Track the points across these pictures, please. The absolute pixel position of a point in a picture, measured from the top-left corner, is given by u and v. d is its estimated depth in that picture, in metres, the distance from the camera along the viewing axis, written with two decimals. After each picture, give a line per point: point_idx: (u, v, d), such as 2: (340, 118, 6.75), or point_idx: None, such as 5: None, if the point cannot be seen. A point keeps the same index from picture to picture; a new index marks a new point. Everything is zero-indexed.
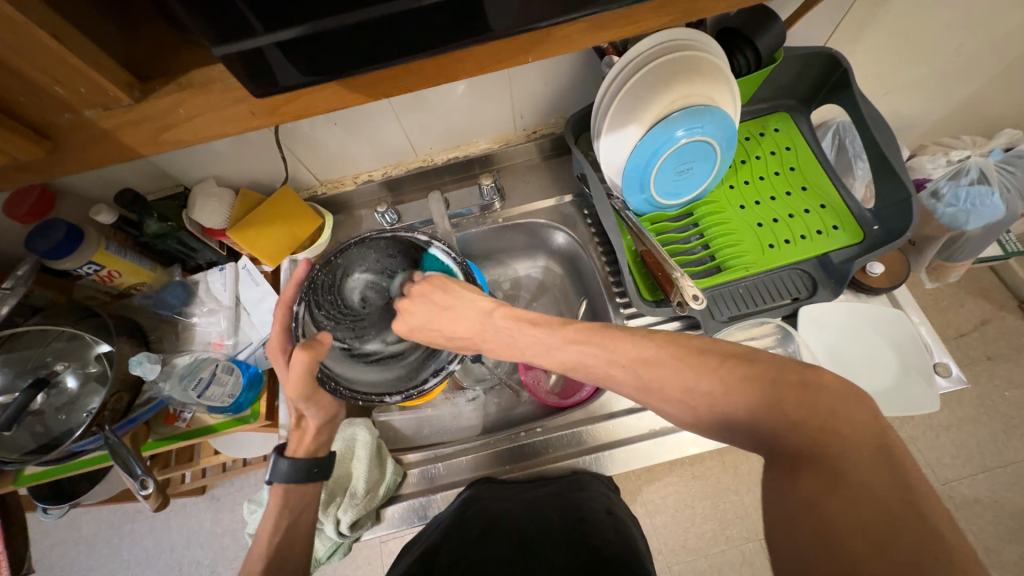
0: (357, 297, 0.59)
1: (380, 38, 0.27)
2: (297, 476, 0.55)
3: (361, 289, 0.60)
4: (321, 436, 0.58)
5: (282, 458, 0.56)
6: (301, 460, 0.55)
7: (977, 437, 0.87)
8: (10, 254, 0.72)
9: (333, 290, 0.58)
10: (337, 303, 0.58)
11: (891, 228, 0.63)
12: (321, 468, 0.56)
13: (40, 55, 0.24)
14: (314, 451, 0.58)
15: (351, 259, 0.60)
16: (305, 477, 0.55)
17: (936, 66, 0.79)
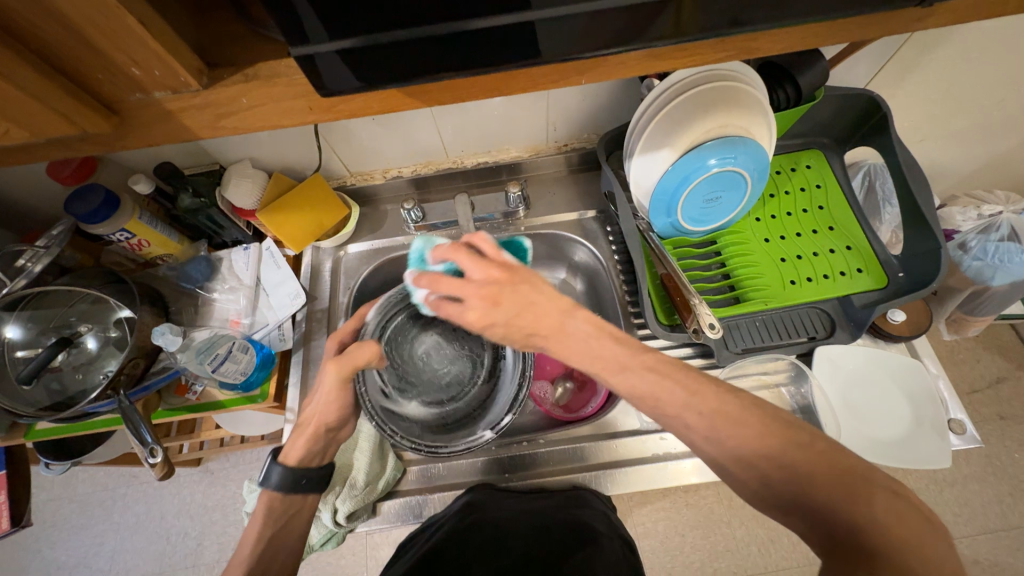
0: (423, 356, 0.64)
1: (441, 50, 0.28)
2: (285, 487, 0.53)
3: (429, 351, 0.65)
4: (315, 442, 0.54)
5: (275, 465, 0.54)
6: (292, 470, 0.53)
7: (982, 497, 0.85)
8: (47, 213, 0.74)
9: (404, 339, 0.64)
10: (402, 356, 0.63)
11: (918, 277, 0.62)
12: (308, 480, 0.54)
13: (124, 36, 0.25)
14: (304, 460, 0.54)
15: (433, 326, 0.66)
16: (292, 488, 0.54)
17: (976, 117, 0.78)
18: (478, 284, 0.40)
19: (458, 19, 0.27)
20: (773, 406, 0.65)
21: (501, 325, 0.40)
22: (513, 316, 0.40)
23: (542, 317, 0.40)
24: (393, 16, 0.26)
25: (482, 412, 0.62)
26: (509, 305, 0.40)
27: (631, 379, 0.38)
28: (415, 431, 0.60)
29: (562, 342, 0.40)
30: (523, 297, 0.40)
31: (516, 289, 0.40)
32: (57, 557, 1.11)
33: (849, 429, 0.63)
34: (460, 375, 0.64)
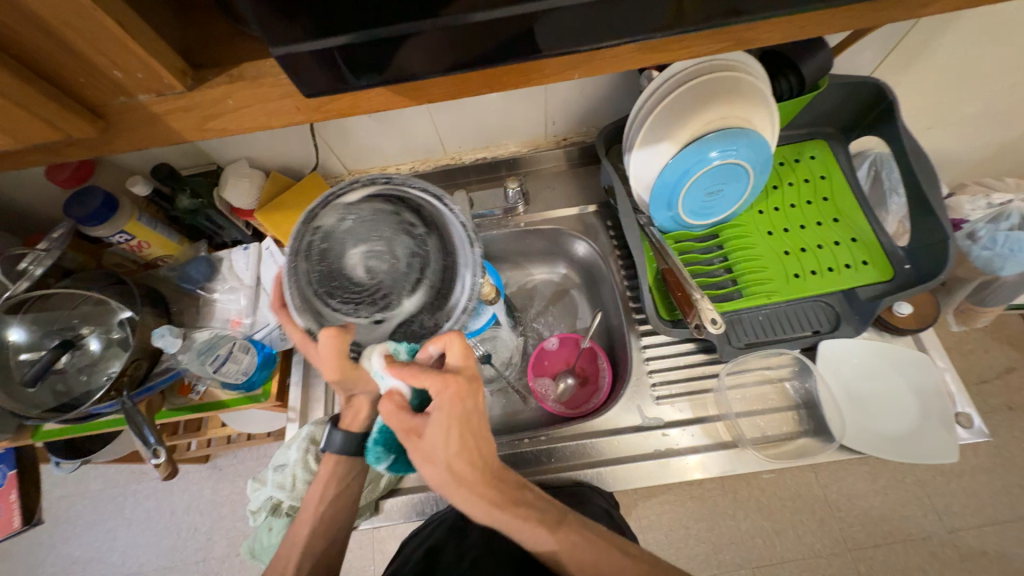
0: (362, 269, 0.52)
1: (427, 48, 0.27)
2: (351, 449, 0.54)
3: (365, 260, 0.52)
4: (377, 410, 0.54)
5: (337, 429, 0.54)
6: (355, 435, 0.53)
7: (991, 488, 0.84)
8: (47, 215, 0.74)
9: (326, 274, 0.51)
10: (343, 284, 0.51)
11: (924, 269, 0.61)
12: (373, 443, 0.54)
13: (104, 39, 0.25)
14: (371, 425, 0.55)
15: (341, 238, 0.52)
16: (359, 451, 0.54)
17: (986, 104, 0.77)
18: (455, 380, 0.43)
19: (451, 13, 0.26)
20: (776, 401, 0.65)
21: (449, 432, 0.43)
22: (458, 447, 0.43)
23: (484, 454, 0.44)
24: (384, 11, 0.25)
25: (457, 249, 0.55)
26: (453, 422, 0.43)
27: (566, 523, 0.45)
28: (428, 320, 0.52)
29: (490, 492, 0.43)
30: (475, 421, 0.44)
31: (473, 409, 0.44)
32: (71, 552, 1.13)
33: (855, 424, 0.62)
34: (409, 236, 0.54)
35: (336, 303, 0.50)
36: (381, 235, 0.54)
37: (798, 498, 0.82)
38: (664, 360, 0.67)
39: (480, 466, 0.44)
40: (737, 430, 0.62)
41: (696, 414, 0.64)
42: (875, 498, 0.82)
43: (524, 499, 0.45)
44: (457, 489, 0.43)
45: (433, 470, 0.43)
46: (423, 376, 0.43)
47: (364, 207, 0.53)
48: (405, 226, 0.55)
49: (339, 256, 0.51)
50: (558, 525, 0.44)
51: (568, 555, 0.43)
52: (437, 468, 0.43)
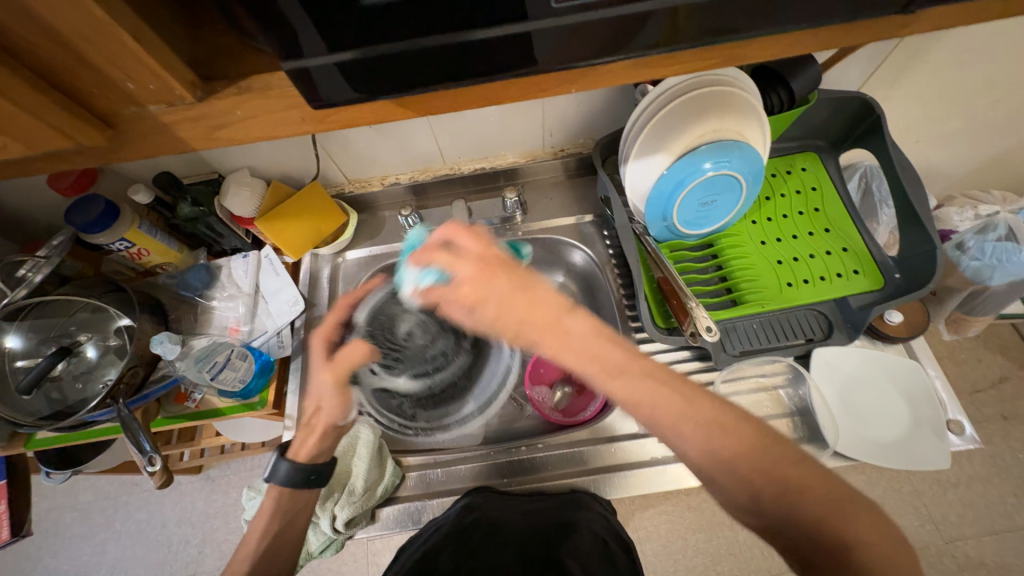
0: (406, 333, 0.59)
1: (430, 63, 0.28)
2: (295, 482, 0.51)
3: (414, 329, 0.59)
4: (324, 441, 0.52)
5: (282, 460, 0.52)
6: (303, 466, 0.51)
7: (987, 498, 0.84)
8: (47, 222, 0.75)
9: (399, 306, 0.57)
10: (384, 329, 0.57)
11: (914, 278, 0.62)
12: (319, 477, 0.52)
13: (119, 52, 0.26)
14: (314, 457, 0.52)
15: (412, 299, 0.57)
16: (300, 485, 0.52)
17: (971, 118, 0.79)
18: (473, 266, 0.40)
19: (452, 32, 0.27)
20: (771, 408, 0.66)
21: (494, 302, 0.39)
22: (515, 310, 0.38)
23: (539, 313, 0.38)
24: (388, 29, 0.26)
25: (477, 381, 0.64)
26: (498, 298, 0.39)
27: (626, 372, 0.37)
28: (404, 406, 0.62)
29: (561, 340, 0.37)
30: (514, 287, 0.39)
31: (503, 283, 0.39)
32: (58, 566, 1.11)
33: (849, 431, 0.62)
34: (454, 351, 0.61)
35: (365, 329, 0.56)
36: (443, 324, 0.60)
37: None
38: None
39: (537, 325, 0.38)
40: None
41: None
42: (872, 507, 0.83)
43: (585, 347, 0.37)
44: (531, 336, 0.38)
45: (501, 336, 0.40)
46: (450, 262, 0.41)
47: None
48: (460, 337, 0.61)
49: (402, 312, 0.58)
50: (617, 372, 0.37)
51: (625, 394, 0.37)
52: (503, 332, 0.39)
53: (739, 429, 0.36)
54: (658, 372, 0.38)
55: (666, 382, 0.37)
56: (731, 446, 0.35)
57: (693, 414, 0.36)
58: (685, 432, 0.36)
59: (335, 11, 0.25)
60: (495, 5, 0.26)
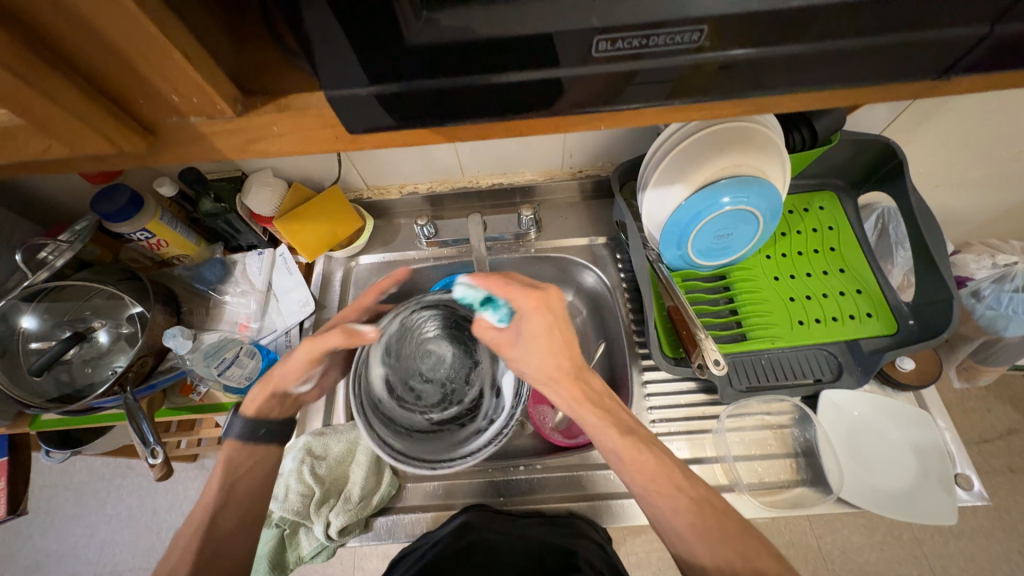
0: (429, 350, 0.64)
1: (466, 98, 0.29)
2: (245, 436, 0.56)
3: (436, 353, 0.65)
4: (274, 398, 0.58)
5: (237, 417, 0.58)
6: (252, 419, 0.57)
7: (990, 553, 0.82)
8: (72, 207, 0.76)
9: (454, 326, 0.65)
10: (420, 332, 0.64)
11: (928, 326, 0.61)
12: (267, 430, 0.58)
13: (169, 68, 0.27)
14: (265, 412, 0.58)
15: (462, 340, 0.65)
16: (253, 438, 0.57)
17: (994, 167, 0.79)
18: (541, 296, 0.52)
19: (486, 72, 0.28)
20: (775, 447, 0.64)
21: (540, 327, 0.51)
22: (546, 347, 0.52)
23: (569, 359, 0.52)
24: (427, 65, 0.27)
25: (417, 444, 0.55)
26: (549, 326, 0.51)
27: (637, 436, 0.50)
28: (360, 382, 0.57)
29: (582, 387, 0.52)
30: (555, 322, 0.52)
31: (560, 319, 0.52)
32: (47, 544, 1.11)
33: (854, 478, 0.62)
34: (415, 406, 0.60)
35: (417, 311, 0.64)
36: (451, 379, 0.64)
37: (791, 546, 0.81)
38: (665, 397, 0.67)
39: (569, 361, 0.52)
40: (734, 475, 0.62)
41: (693, 454, 0.64)
42: (870, 553, 0.81)
43: (600, 403, 0.52)
44: (554, 380, 0.52)
45: (534, 366, 0.52)
46: (512, 287, 0.52)
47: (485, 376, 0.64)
48: (447, 401, 0.62)
49: (444, 336, 0.65)
50: (627, 432, 0.50)
51: (632, 458, 0.48)
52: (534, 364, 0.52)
53: (714, 504, 0.47)
54: (657, 446, 0.50)
55: (666, 462, 0.48)
56: (712, 520, 0.45)
57: (674, 485, 0.47)
58: (680, 510, 0.46)
59: (379, 46, 0.26)
60: (534, 49, 0.27)
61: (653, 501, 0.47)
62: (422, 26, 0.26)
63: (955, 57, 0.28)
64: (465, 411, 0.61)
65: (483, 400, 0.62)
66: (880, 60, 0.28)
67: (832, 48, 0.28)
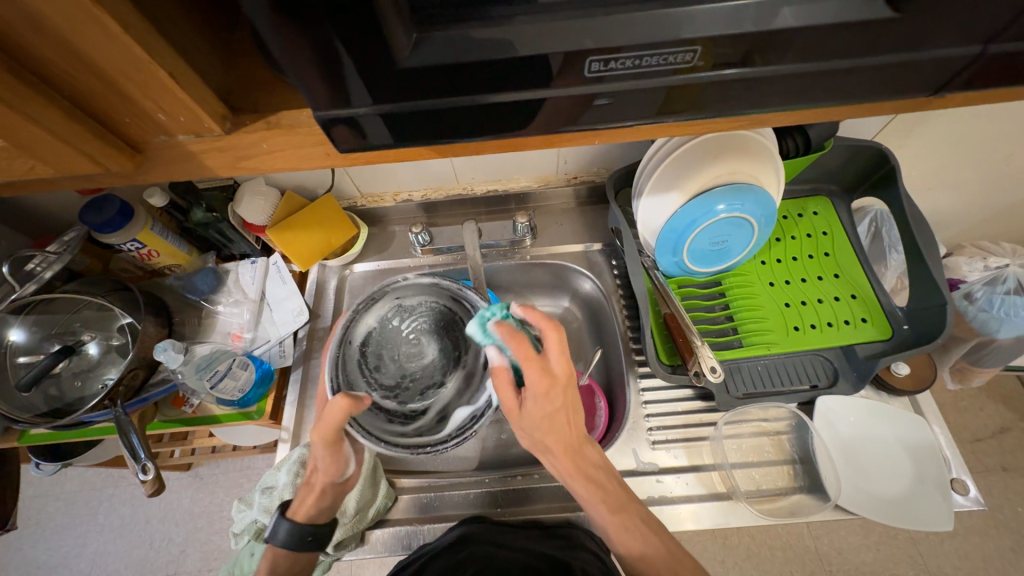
0: (423, 342, 0.62)
1: (458, 117, 0.29)
2: (293, 543, 0.53)
3: (428, 352, 0.62)
4: (323, 500, 0.54)
5: (282, 520, 0.54)
6: (299, 527, 0.53)
7: (985, 552, 0.83)
8: (61, 217, 0.75)
9: (448, 337, 0.62)
10: (434, 323, 0.63)
11: (922, 332, 0.62)
12: (315, 538, 0.53)
13: (155, 88, 0.26)
14: (313, 517, 0.55)
15: (455, 365, 0.61)
16: (300, 545, 0.53)
17: (985, 170, 0.79)
18: (552, 382, 0.48)
19: (479, 93, 0.27)
20: (771, 454, 0.65)
21: (549, 407, 0.49)
22: (556, 425, 0.51)
23: (570, 436, 0.52)
24: (419, 86, 0.27)
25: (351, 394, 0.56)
26: (556, 408, 0.50)
27: (625, 508, 0.53)
28: (362, 308, 0.61)
29: (578, 460, 0.53)
30: (562, 409, 0.50)
31: (565, 399, 0.50)
32: (37, 556, 1.09)
33: (852, 484, 0.61)
34: (369, 379, 0.58)
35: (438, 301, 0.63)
36: (418, 383, 0.60)
37: (787, 548, 0.81)
38: (662, 405, 0.67)
39: (564, 438, 0.52)
40: (732, 482, 0.62)
41: (691, 462, 0.64)
42: (867, 553, 0.80)
43: (598, 479, 0.53)
44: (555, 454, 0.52)
45: (533, 436, 0.52)
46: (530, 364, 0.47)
47: (445, 411, 0.57)
48: (393, 397, 0.58)
49: (446, 344, 0.62)
50: (618, 508, 0.52)
51: (619, 535, 0.52)
52: (541, 437, 0.51)
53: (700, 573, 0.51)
54: (649, 520, 0.53)
55: (656, 533, 0.52)
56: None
57: (666, 556, 0.50)
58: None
59: (370, 67, 0.25)
60: (527, 69, 0.27)
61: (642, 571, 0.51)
62: (412, 49, 0.25)
63: (947, 75, 0.28)
64: (398, 414, 0.57)
65: (422, 421, 0.57)
66: (873, 78, 0.28)
67: (825, 68, 0.28)
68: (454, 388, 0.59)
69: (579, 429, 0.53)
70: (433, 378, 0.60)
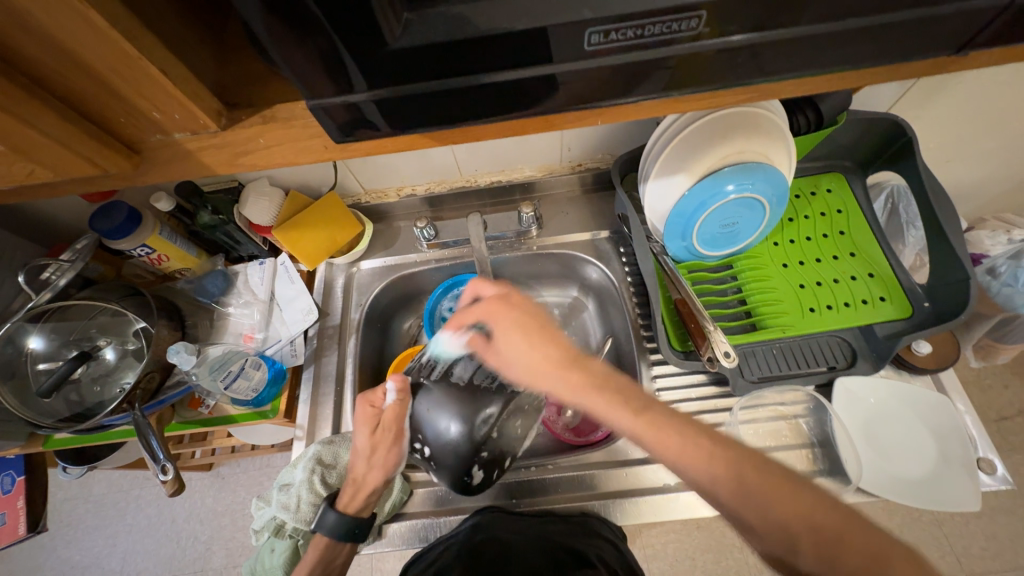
0: (438, 432, 0.50)
1: (454, 102, 0.28)
2: (340, 533, 0.55)
3: (441, 429, 0.49)
4: (371, 496, 0.57)
5: (330, 509, 0.56)
6: (348, 517, 0.55)
7: (1012, 531, 0.79)
8: (74, 225, 0.77)
9: (470, 404, 0.49)
10: (426, 423, 0.50)
11: (945, 308, 0.59)
12: (361, 531, 0.55)
13: (148, 85, 0.26)
14: (363, 509, 0.57)
15: (461, 417, 0.49)
16: (344, 536, 0.55)
17: (1007, 140, 0.76)
18: (499, 299, 0.51)
19: (475, 74, 0.27)
20: (790, 438, 0.63)
21: (529, 342, 0.48)
22: (521, 344, 0.48)
23: (560, 354, 0.46)
24: (412, 68, 0.26)
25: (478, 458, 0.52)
26: (525, 332, 0.48)
27: (657, 422, 0.42)
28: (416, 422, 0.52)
29: (581, 378, 0.45)
30: (535, 322, 0.49)
31: (531, 310, 0.50)
32: (70, 557, 1.12)
33: (873, 465, 0.60)
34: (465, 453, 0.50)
35: (420, 430, 0.51)
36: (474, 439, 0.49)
37: None
38: (676, 392, 0.66)
39: (555, 354, 0.46)
40: None
41: None
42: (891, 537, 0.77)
43: (607, 383, 0.44)
44: (549, 374, 0.46)
45: (524, 370, 0.47)
46: (480, 303, 0.51)
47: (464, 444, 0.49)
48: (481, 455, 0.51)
49: (441, 434, 0.49)
50: (643, 409, 0.42)
51: (650, 438, 0.41)
52: (518, 367, 0.47)
53: (754, 459, 0.39)
54: (678, 411, 0.43)
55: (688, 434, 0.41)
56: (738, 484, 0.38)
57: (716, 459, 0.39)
58: (719, 476, 0.39)
59: (359, 51, 0.25)
60: (527, 46, 0.26)
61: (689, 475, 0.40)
62: (404, 29, 0.25)
63: (973, 31, 0.27)
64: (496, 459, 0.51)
65: (469, 455, 0.49)
66: (888, 38, 0.27)
67: (843, 28, 0.26)
68: (485, 436, 0.49)
69: (562, 334, 0.48)
70: (453, 464, 0.50)
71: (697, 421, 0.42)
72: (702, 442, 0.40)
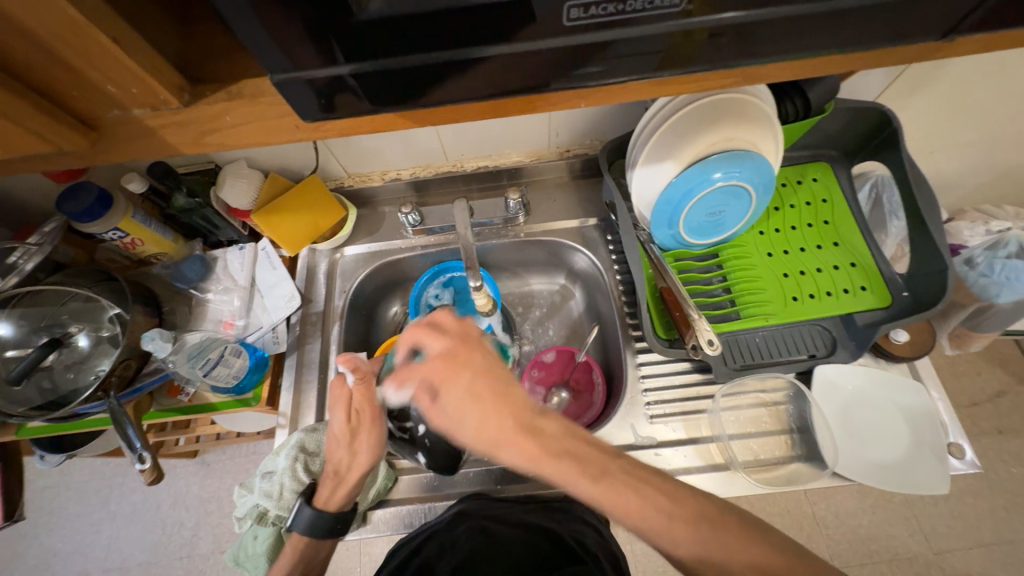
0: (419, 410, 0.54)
1: (434, 78, 0.27)
2: (318, 530, 0.55)
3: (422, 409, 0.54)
4: (355, 488, 0.56)
5: (306, 506, 0.55)
6: (326, 515, 0.54)
7: (978, 511, 0.83)
8: (42, 207, 0.73)
9: None
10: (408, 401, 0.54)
11: (923, 298, 0.60)
12: (343, 526, 0.55)
13: (100, 56, 0.25)
14: (344, 503, 0.56)
15: None
16: (325, 534, 0.55)
17: (989, 131, 0.77)
18: (454, 347, 0.47)
19: (457, 48, 0.26)
20: (769, 425, 0.64)
21: (475, 414, 0.44)
22: (472, 412, 0.44)
23: (513, 416, 0.44)
24: (388, 40, 0.25)
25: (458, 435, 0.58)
26: (468, 391, 0.45)
27: (611, 474, 0.42)
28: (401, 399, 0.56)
29: (537, 442, 0.43)
30: (489, 377, 0.45)
31: (479, 368, 0.46)
32: (53, 545, 1.11)
33: (848, 450, 0.62)
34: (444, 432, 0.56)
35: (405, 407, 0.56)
36: None
37: (786, 514, 0.80)
38: (659, 379, 0.67)
39: (504, 417, 0.44)
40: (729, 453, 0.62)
41: (689, 435, 0.64)
42: (863, 516, 0.80)
43: (562, 450, 0.43)
44: (502, 444, 0.43)
45: (468, 435, 0.44)
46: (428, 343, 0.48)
47: None
48: None
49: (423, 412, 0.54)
50: (601, 475, 0.42)
51: (609, 503, 0.41)
52: (466, 430, 0.44)
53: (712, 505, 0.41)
54: (634, 470, 0.43)
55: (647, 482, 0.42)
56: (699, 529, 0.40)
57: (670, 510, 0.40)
58: (675, 529, 0.40)
59: (330, 20, 0.23)
60: (509, 19, 0.25)
61: (661, 514, 0.40)
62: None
63: (963, 13, 0.26)
64: None
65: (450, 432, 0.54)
66: (876, 20, 0.26)
67: (832, 9, 0.26)
68: None
69: (520, 401, 0.45)
70: (441, 438, 0.55)
71: (655, 477, 0.43)
72: (655, 494, 0.41)
